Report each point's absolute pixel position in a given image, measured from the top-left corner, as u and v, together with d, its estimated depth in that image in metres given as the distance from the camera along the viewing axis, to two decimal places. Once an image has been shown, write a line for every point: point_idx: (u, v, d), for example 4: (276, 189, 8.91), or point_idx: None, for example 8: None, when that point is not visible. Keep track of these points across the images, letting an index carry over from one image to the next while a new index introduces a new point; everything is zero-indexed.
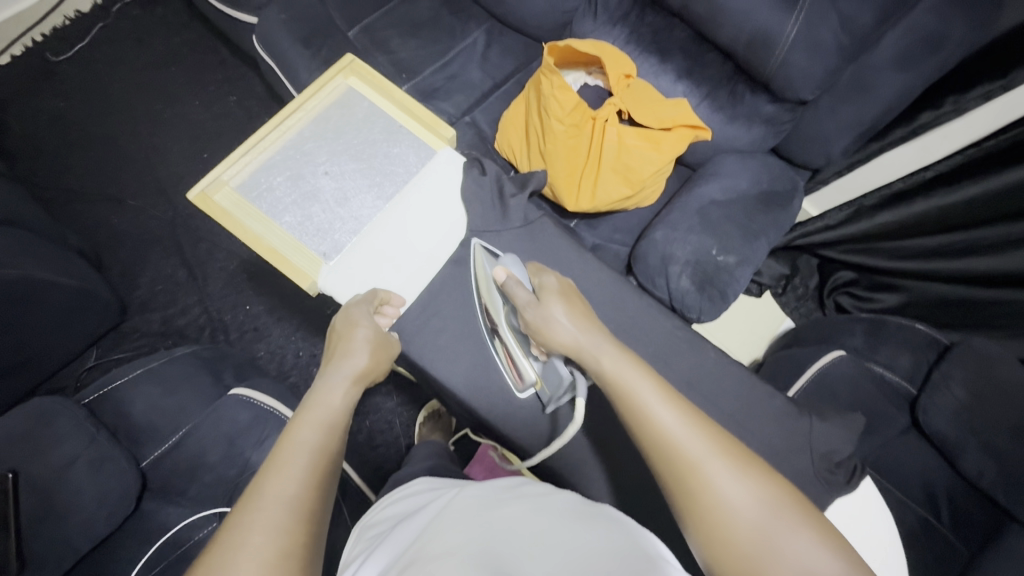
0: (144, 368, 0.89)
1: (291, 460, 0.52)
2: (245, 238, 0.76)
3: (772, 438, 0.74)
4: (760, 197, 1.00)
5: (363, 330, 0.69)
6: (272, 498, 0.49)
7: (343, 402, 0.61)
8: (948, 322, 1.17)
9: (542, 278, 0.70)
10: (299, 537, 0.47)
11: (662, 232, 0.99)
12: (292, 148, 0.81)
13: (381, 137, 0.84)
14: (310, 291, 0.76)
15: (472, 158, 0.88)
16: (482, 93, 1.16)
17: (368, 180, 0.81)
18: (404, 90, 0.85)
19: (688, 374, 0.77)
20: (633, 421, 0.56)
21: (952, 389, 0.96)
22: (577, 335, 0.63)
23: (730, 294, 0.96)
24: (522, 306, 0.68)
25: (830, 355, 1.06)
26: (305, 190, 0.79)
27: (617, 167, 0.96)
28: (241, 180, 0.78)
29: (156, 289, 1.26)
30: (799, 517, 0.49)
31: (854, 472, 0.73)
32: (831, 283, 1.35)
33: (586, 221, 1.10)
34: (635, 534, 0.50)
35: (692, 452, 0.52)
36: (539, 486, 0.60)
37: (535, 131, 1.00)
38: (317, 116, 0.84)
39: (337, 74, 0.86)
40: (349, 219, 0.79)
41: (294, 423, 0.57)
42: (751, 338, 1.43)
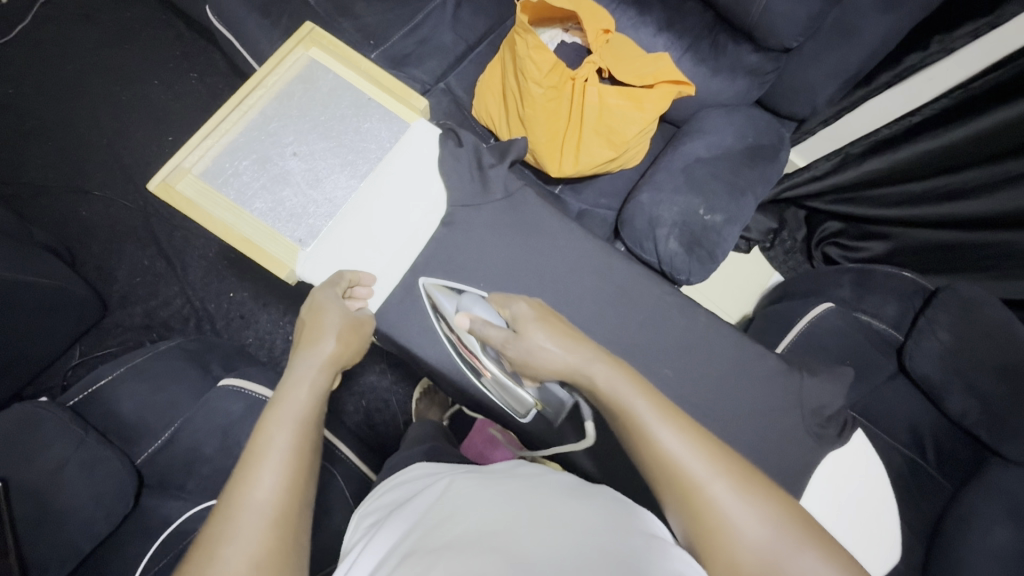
0: (129, 366, 0.87)
1: (261, 465, 0.52)
2: (214, 228, 0.73)
3: (762, 397, 0.75)
4: (745, 152, 0.98)
5: (332, 315, 0.67)
6: (247, 508, 0.49)
7: (314, 391, 0.60)
8: (932, 266, 1.19)
9: (511, 308, 0.65)
10: (274, 547, 0.48)
11: (648, 194, 0.97)
12: (257, 129, 0.77)
13: (349, 112, 0.80)
14: (289, 281, 0.75)
15: (447, 129, 0.84)
16: (455, 57, 1.11)
17: (340, 159, 0.78)
18: (370, 60, 0.81)
19: (681, 339, 0.77)
20: (634, 441, 0.52)
21: (938, 336, 0.97)
22: (567, 357, 0.59)
23: (718, 254, 0.95)
24: (500, 344, 0.65)
25: (818, 309, 1.08)
26: (274, 174, 0.76)
27: (599, 129, 0.93)
28: (204, 166, 0.75)
29: (136, 282, 1.23)
30: (804, 537, 0.47)
31: (845, 424, 0.75)
32: (819, 234, 1.36)
33: (570, 186, 1.07)
34: (624, 508, 0.51)
35: (695, 473, 0.49)
36: (531, 466, 0.61)
37: (512, 94, 0.96)
38: (280, 92, 0.79)
39: (296, 45, 0.81)
40: (323, 202, 0.76)
41: (264, 424, 0.56)
42: (741, 295, 1.45)
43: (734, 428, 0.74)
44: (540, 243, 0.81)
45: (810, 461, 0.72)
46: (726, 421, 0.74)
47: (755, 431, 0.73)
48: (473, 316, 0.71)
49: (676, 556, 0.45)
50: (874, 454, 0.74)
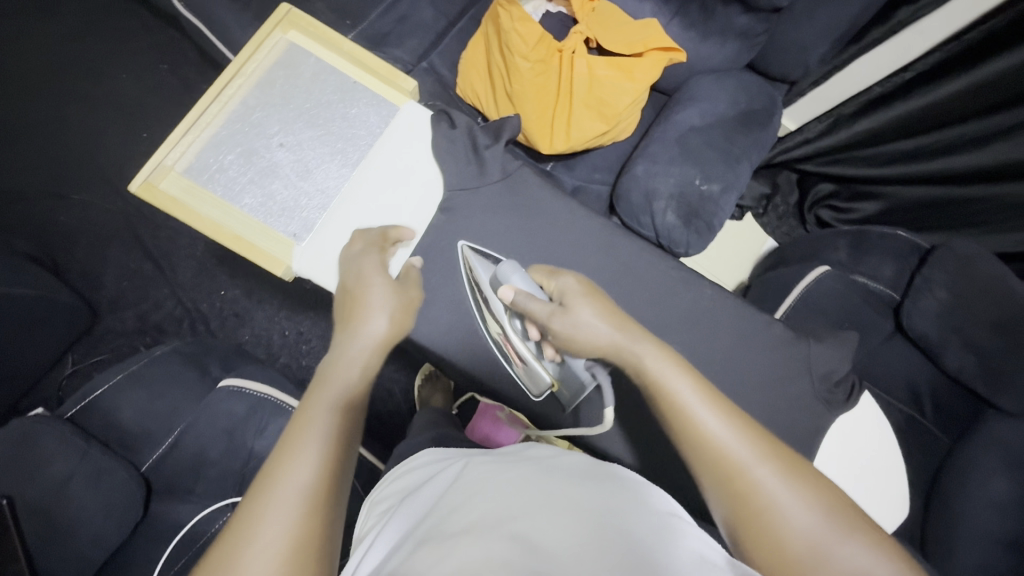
0: (123, 373, 0.84)
1: (303, 446, 0.51)
2: (204, 227, 0.70)
3: (769, 366, 0.75)
4: (738, 118, 0.96)
5: (378, 288, 0.65)
6: (283, 486, 0.48)
7: (359, 373, 0.59)
8: (925, 225, 1.19)
9: (557, 282, 0.64)
10: (313, 528, 0.47)
11: (643, 166, 0.95)
12: (239, 121, 0.74)
13: (335, 97, 0.77)
14: (287, 276, 0.73)
15: (440, 111, 0.81)
16: (436, 33, 1.07)
17: (329, 148, 0.76)
18: (354, 42, 0.78)
19: (685, 311, 0.77)
20: (674, 421, 0.52)
21: (934, 293, 0.98)
22: (613, 336, 0.58)
23: (716, 224, 0.94)
24: (544, 318, 0.62)
25: (814, 272, 1.08)
26: (262, 167, 0.73)
27: (589, 102, 0.90)
28: (188, 163, 0.72)
29: (123, 286, 1.19)
30: (850, 522, 0.47)
31: (852, 388, 0.75)
32: (812, 197, 1.35)
33: (562, 162, 1.05)
34: (639, 488, 0.50)
35: (740, 457, 0.49)
36: (540, 448, 0.61)
37: (498, 70, 0.93)
38: (260, 80, 0.76)
39: (274, 28, 0.77)
40: (315, 193, 0.74)
41: (308, 405, 0.55)
42: (736, 263, 1.46)
43: (743, 397, 0.74)
44: (537, 222, 0.79)
45: (820, 426, 0.73)
46: (733, 390, 0.75)
47: (763, 399, 0.74)
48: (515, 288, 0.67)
49: (692, 537, 0.45)
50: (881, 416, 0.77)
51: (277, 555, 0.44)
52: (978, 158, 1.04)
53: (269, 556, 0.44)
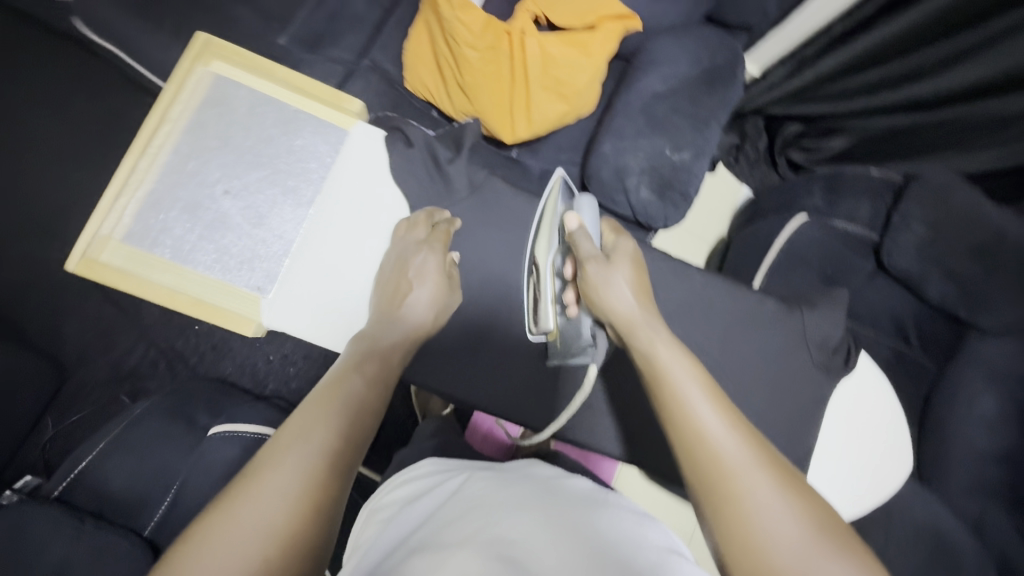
0: (108, 440, 0.82)
1: (331, 407, 0.52)
2: (158, 296, 0.65)
3: (764, 338, 0.75)
4: (702, 77, 0.94)
5: (421, 288, 0.66)
6: (300, 436, 0.49)
7: (393, 351, 0.62)
8: (897, 153, 1.21)
9: (617, 240, 0.69)
10: (322, 483, 0.47)
11: (610, 143, 0.91)
12: (176, 172, 0.68)
13: (277, 130, 0.72)
14: (259, 335, 0.68)
15: (395, 129, 0.76)
16: (374, 26, 1.01)
17: (279, 188, 0.71)
18: (288, 67, 0.73)
19: (675, 296, 0.75)
20: (671, 412, 0.52)
21: (913, 229, 1.01)
22: (635, 310, 0.60)
23: (691, 193, 0.92)
24: (585, 257, 0.64)
25: (794, 224, 1.08)
26: (209, 219, 0.68)
27: (547, 84, 0.86)
28: (127, 228, 0.66)
29: (89, 337, 1.13)
30: (839, 545, 0.44)
31: (850, 351, 0.77)
32: (781, 139, 1.34)
33: (527, 147, 1.02)
34: (637, 522, 0.50)
35: (732, 459, 0.47)
36: (542, 467, 0.61)
37: (446, 62, 0.87)
38: (190, 123, 0.70)
39: (195, 63, 0.71)
40: (274, 240, 0.69)
41: (341, 371, 0.57)
42: (714, 219, 1.48)
43: (740, 369, 0.74)
44: (515, 221, 0.77)
45: (820, 394, 0.74)
46: (735, 367, 0.74)
47: (762, 369, 0.74)
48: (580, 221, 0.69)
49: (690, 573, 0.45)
50: (877, 372, 0.79)
51: (278, 505, 0.44)
52: (942, 84, 1.03)
53: (271, 503, 0.44)
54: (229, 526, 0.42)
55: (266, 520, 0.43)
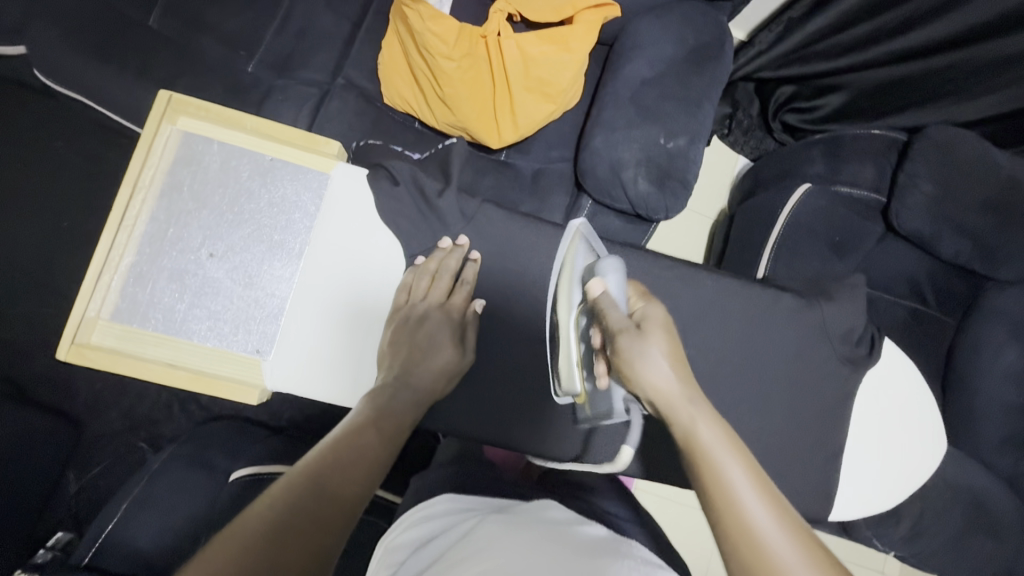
0: (130, 499, 0.81)
1: (326, 462, 0.50)
2: (156, 375, 0.64)
3: (780, 327, 0.74)
4: (690, 58, 0.90)
5: (445, 354, 0.66)
6: (300, 480, 0.48)
7: (405, 418, 0.60)
8: (894, 105, 1.18)
9: (645, 307, 0.59)
10: (315, 527, 0.45)
11: (601, 137, 0.88)
12: (157, 241, 0.66)
13: (255, 183, 0.69)
14: (264, 400, 0.66)
15: (378, 167, 0.72)
16: (344, 41, 0.97)
17: (265, 244, 0.68)
18: (257, 116, 0.70)
19: (688, 303, 0.73)
20: (714, 496, 0.47)
21: (921, 187, 0.97)
22: (672, 383, 0.52)
23: (690, 179, 0.88)
24: (614, 329, 0.56)
25: (798, 193, 1.05)
26: (197, 285, 0.66)
27: (530, 85, 0.82)
28: (115, 306, 0.65)
29: (98, 388, 1.11)
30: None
31: (873, 341, 0.75)
32: (775, 103, 1.31)
33: (515, 148, 0.99)
34: (645, 573, 0.49)
35: (784, 561, 0.43)
36: (556, 510, 0.62)
37: (423, 74, 0.84)
38: (165, 187, 0.67)
39: (160, 121, 0.68)
40: (267, 299, 0.68)
41: (352, 424, 0.56)
42: (713, 192, 1.45)
43: (760, 366, 0.73)
44: (513, 237, 0.75)
45: (848, 388, 0.73)
46: (753, 365, 0.73)
47: (781, 359, 0.73)
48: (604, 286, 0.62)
49: None
50: (904, 357, 0.76)
51: (242, 551, 0.42)
52: (938, 30, 1.04)
53: (238, 548, 0.42)
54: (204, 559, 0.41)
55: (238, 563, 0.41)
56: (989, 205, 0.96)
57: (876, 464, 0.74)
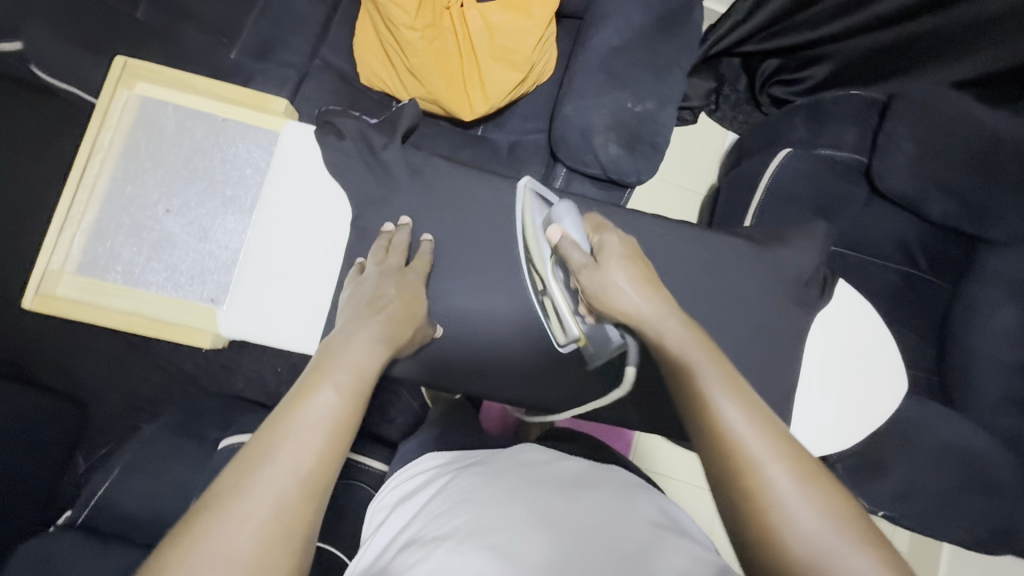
0: (121, 465, 0.86)
1: (300, 438, 0.45)
2: (115, 321, 0.69)
3: (739, 279, 0.77)
4: (658, 24, 0.90)
5: (393, 304, 0.62)
6: (270, 463, 0.43)
7: (370, 364, 0.54)
8: (874, 76, 1.17)
9: (601, 237, 0.62)
10: (299, 511, 0.42)
11: (572, 105, 0.87)
12: (116, 198, 0.71)
13: (208, 142, 0.73)
14: (217, 345, 0.71)
15: (325, 122, 0.74)
16: (320, 24, 1.00)
17: (218, 199, 0.72)
18: (207, 78, 0.73)
19: (645, 251, 0.75)
20: (692, 402, 0.51)
21: (902, 147, 0.96)
22: (639, 305, 0.56)
23: (661, 143, 0.89)
24: (577, 268, 0.61)
25: (778, 157, 1.04)
26: (154, 240, 0.70)
27: (496, 53, 0.84)
28: (76, 260, 0.69)
29: (101, 373, 1.15)
30: (860, 534, 0.42)
31: (826, 282, 0.79)
32: (761, 77, 1.30)
33: (491, 122, 1.01)
34: (617, 502, 0.55)
35: (751, 450, 0.46)
36: (536, 454, 0.66)
37: (391, 47, 0.86)
38: (122, 148, 0.72)
39: (117, 87, 0.72)
40: (220, 251, 0.71)
41: (311, 379, 0.50)
42: (701, 168, 1.44)
43: (721, 317, 0.74)
44: (483, 203, 0.77)
45: (800, 327, 0.76)
46: (718, 315, 0.75)
47: (743, 311, 0.75)
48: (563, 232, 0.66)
49: (677, 550, 0.48)
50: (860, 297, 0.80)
51: (216, 553, 0.38)
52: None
53: (206, 545, 0.38)
54: (199, 558, 0.38)
55: (238, 550, 0.39)
56: (972, 161, 0.94)
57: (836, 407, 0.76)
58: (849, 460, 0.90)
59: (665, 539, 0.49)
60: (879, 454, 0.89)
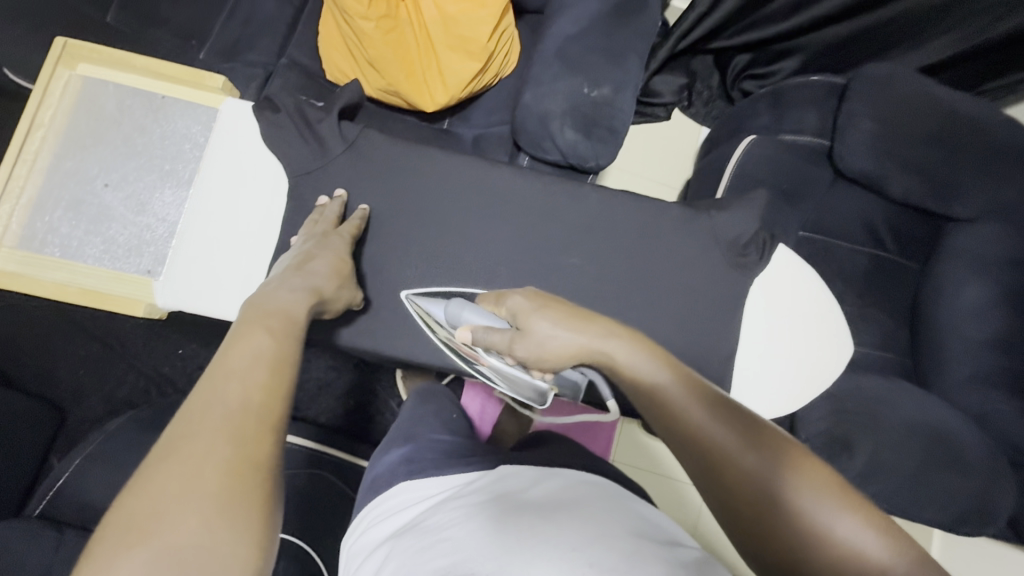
0: (83, 457, 0.86)
1: (245, 381, 0.45)
2: (50, 292, 0.70)
3: (688, 252, 0.78)
4: (613, 11, 0.91)
5: (320, 261, 0.64)
6: (218, 408, 0.42)
7: (295, 308, 0.55)
8: (845, 62, 1.21)
9: (507, 304, 0.60)
10: (253, 449, 0.41)
11: (531, 92, 0.89)
12: (58, 174, 0.73)
13: (148, 119, 0.75)
14: (152, 314, 0.72)
15: (262, 99, 0.76)
16: (287, 24, 1.02)
17: (157, 172, 0.74)
18: (145, 56, 0.75)
19: (584, 224, 0.78)
20: (658, 414, 0.49)
21: (860, 125, 0.96)
22: (580, 339, 0.54)
23: (619, 128, 0.90)
24: (506, 346, 0.59)
25: (743, 144, 1.04)
26: (93, 213, 0.73)
27: (452, 43, 0.86)
28: (17, 233, 0.71)
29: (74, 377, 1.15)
30: (838, 498, 0.41)
31: (766, 244, 0.79)
32: (732, 72, 1.32)
33: (456, 116, 1.02)
34: (601, 509, 0.51)
35: (723, 444, 0.45)
36: (521, 473, 0.60)
37: (353, 43, 0.89)
38: (63, 126, 0.74)
39: (57, 66, 0.74)
40: (158, 223, 0.73)
41: (244, 327, 0.50)
42: (678, 162, 1.44)
43: (673, 291, 0.77)
44: (441, 189, 0.78)
45: (739, 292, 0.78)
46: (674, 288, 0.78)
47: (693, 287, 0.78)
48: (472, 325, 0.64)
49: (658, 553, 0.44)
50: (803, 264, 0.82)
51: (171, 500, 0.37)
52: None
53: (162, 497, 0.37)
54: (150, 509, 0.36)
55: (193, 494, 0.37)
56: (932, 138, 0.95)
57: (784, 373, 0.78)
58: (817, 441, 0.89)
59: (648, 548, 0.44)
60: (846, 432, 0.88)
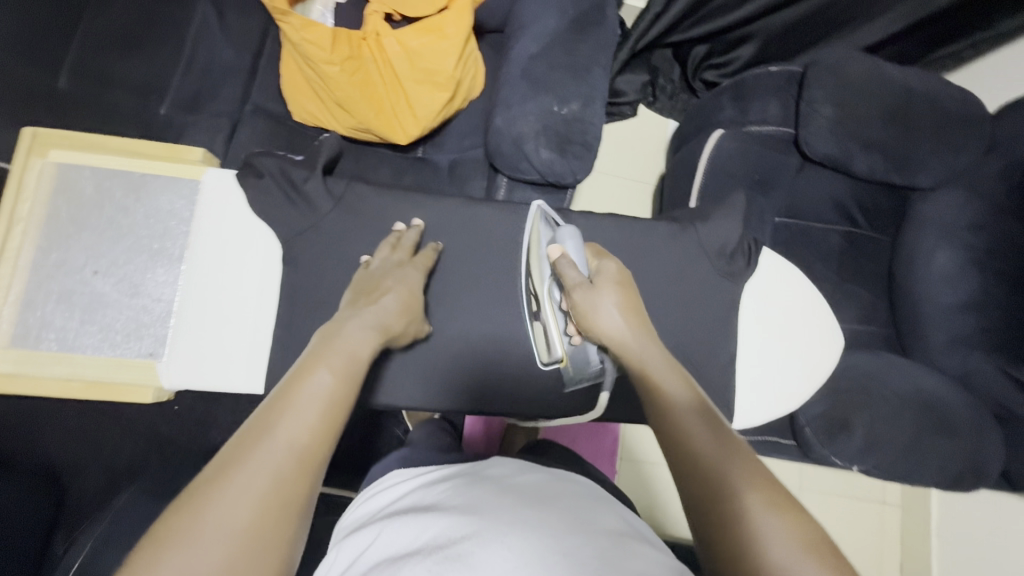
0: (95, 537, 0.84)
1: (296, 412, 0.46)
2: (50, 389, 0.69)
3: (674, 261, 0.81)
4: (573, 27, 0.93)
5: (390, 295, 0.64)
6: (269, 438, 0.44)
7: (362, 347, 0.56)
8: (798, 47, 1.25)
9: (600, 264, 0.66)
10: (293, 487, 0.42)
11: (502, 116, 0.90)
12: (42, 267, 0.71)
13: (128, 199, 0.74)
14: (161, 398, 0.71)
15: (246, 163, 0.75)
16: (248, 69, 1.01)
17: (145, 253, 0.73)
18: (118, 136, 0.75)
19: None
20: (654, 403, 0.55)
21: (822, 113, 0.99)
22: (627, 330, 0.60)
23: (592, 141, 0.92)
24: (570, 286, 0.63)
25: (712, 139, 1.06)
26: (86, 302, 0.71)
27: (419, 76, 0.87)
28: (9, 332, 0.70)
29: None
30: (802, 539, 0.41)
31: (750, 251, 0.82)
32: (692, 63, 1.33)
33: (430, 143, 1.03)
34: (591, 507, 0.52)
35: (708, 446, 0.49)
36: (503, 465, 0.60)
37: (318, 85, 0.88)
38: (41, 216, 0.72)
39: (28, 158, 0.73)
40: (154, 304, 0.72)
41: (309, 363, 0.51)
42: (647, 158, 1.47)
43: (665, 300, 0.79)
44: (427, 224, 0.79)
45: (731, 297, 0.81)
46: (666, 295, 0.80)
47: (684, 294, 0.80)
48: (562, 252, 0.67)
49: (643, 554, 0.44)
50: (789, 264, 0.85)
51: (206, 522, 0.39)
52: None
53: (197, 519, 0.39)
54: (188, 527, 0.38)
55: (230, 522, 0.39)
56: (889, 117, 0.99)
57: (778, 368, 0.82)
58: (816, 421, 0.92)
59: (635, 546, 0.45)
60: (842, 412, 0.92)
